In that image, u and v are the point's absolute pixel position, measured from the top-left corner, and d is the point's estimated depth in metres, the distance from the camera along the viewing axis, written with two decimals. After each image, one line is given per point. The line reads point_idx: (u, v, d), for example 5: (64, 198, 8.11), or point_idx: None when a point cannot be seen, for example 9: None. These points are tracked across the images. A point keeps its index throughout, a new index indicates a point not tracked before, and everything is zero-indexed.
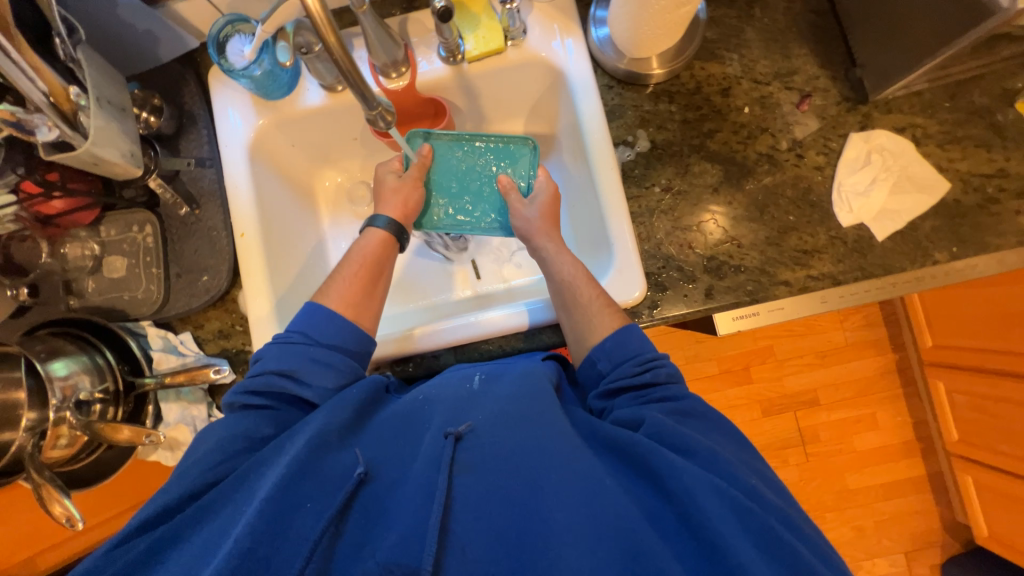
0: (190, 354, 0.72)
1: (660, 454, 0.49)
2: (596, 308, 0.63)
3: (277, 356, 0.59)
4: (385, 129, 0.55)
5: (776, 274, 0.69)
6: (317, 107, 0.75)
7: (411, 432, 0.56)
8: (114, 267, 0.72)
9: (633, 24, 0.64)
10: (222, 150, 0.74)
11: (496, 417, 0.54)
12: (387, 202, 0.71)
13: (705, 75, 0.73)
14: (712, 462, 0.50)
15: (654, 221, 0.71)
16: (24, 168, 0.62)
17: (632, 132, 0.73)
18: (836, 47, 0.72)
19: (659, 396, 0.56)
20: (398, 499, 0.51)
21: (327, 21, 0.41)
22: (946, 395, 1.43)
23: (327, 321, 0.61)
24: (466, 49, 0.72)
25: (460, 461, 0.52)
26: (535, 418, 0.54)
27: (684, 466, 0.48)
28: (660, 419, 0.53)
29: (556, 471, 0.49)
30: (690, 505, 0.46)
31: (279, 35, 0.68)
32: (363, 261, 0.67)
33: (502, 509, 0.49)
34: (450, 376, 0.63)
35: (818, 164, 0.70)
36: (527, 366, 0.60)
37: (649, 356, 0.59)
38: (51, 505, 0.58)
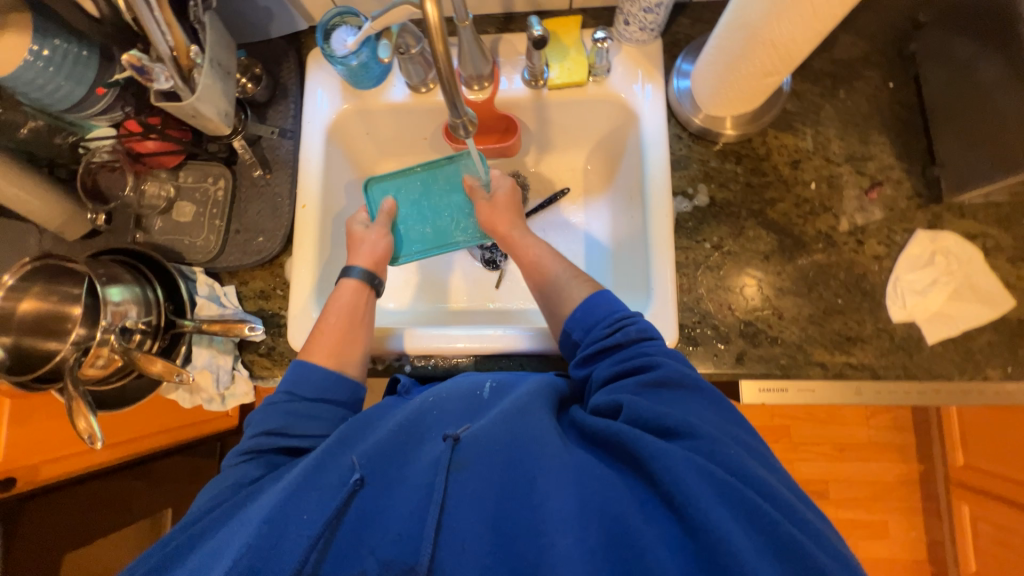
0: (230, 306, 0.76)
1: (638, 440, 0.48)
2: (566, 280, 0.68)
3: (265, 416, 0.61)
4: (463, 137, 0.58)
5: (813, 354, 0.68)
6: (399, 103, 0.79)
7: (412, 441, 0.55)
8: (182, 213, 0.77)
9: (717, 83, 0.65)
10: (304, 126, 0.79)
11: (495, 419, 0.53)
12: (356, 251, 0.75)
13: (777, 144, 0.73)
14: (692, 439, 0.48)
15: (698, 274, 0.71)
16: (132, 106, 0.69)
17: (693, 185, 0.73)
18: (917, 142, 0.71)
19: (636, 365, 0.55)
20: (398, 499, 0.51)
21: (439, 31, 0.45)
22: (970, 521, 1.33)
23: (314, 376, 0.63)
24: (549, 76, 0.75)
25: (457, 462, 0.51)
26: (520, 411, 0.54)
27: (663, 449, 0.46)
28: (633, 401, 0.52)
29: (544, 466, 0.49)
30: (672, 487, 0.45)
31: (383, 35, 0.73)
32: (341, 313, 0.69)
33: (498, 508, 0.48)
34: (461, 379, 0.62)
35: (877, 254, 0.69)
36: (537, 381, 0.58)
37: (619, 317, 0.60)
38: (76, 419, 0.61)
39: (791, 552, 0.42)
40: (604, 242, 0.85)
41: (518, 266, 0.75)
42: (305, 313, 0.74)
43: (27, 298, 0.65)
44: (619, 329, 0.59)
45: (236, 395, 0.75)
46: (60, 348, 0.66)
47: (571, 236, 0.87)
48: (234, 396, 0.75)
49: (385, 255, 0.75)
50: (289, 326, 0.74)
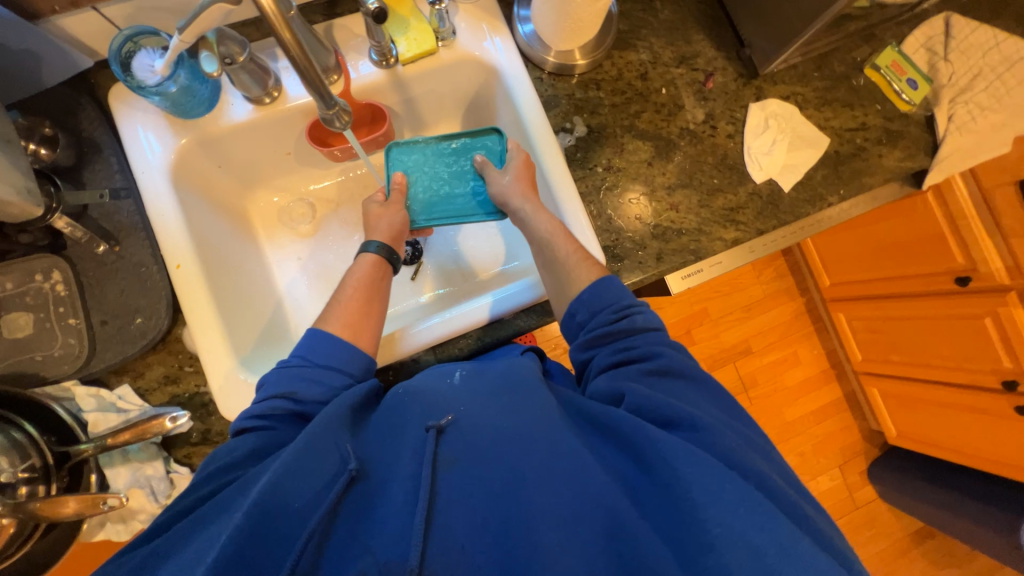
0: (133, 407, 0.64)
1: (641, 429, 0.51)
2: (574, 262, 0.66)
3: (277, 381, 0.57)
4: (340, 128, 0.57)
5: (712, 232, 0.78)
6: (245, 121, 0.71)
7: (400, 426, 0.55)
8: (18, 326, 0.62)
9: (558, 20, 0.69)
10: (140, 178, 0.67)
11: (485, 414, 0.55)
12: (375, 228, 0.71)
13: (624, 63, 0.80)
14: (691, 421, 0.52)
15: (602, 198, 0.77)
16: None
17: (569, 119, 0.78)
18: (726, 32, 0.83)
19: (634, 354, 0.59)
20: (390, 490, 0.50)
21: (278, 17, 0.41)
22: (847, 322, 1.68)
23: (331, 346, 0.60)
24: (398, 52, 0.72)
25: (444, 457, 0.51)
26: (525, 404, 0.55)
27: (664, 440, 0.50)
28: (638, 389, 0.55)
29: (541, 454, 0.51)
30: (667, 470, 0.49)
31: (201, 45, 0.63)
32: (360, 284, 0.66)
33: (490, 505, 0.49)
34: (432, 370, 0.63)
35: (729, 132, 0.80)
36: (510, 359, 0.62)
37: (628, 301, 0.62)
38: None
39: (786, 552, 0.43)
40: None
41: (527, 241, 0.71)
42: (229, 379, 0.65)
43: None
44: (632, 314, 0.62)
45: None
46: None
47: None
48: None
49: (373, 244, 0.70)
50: (215, 398, 0.64)
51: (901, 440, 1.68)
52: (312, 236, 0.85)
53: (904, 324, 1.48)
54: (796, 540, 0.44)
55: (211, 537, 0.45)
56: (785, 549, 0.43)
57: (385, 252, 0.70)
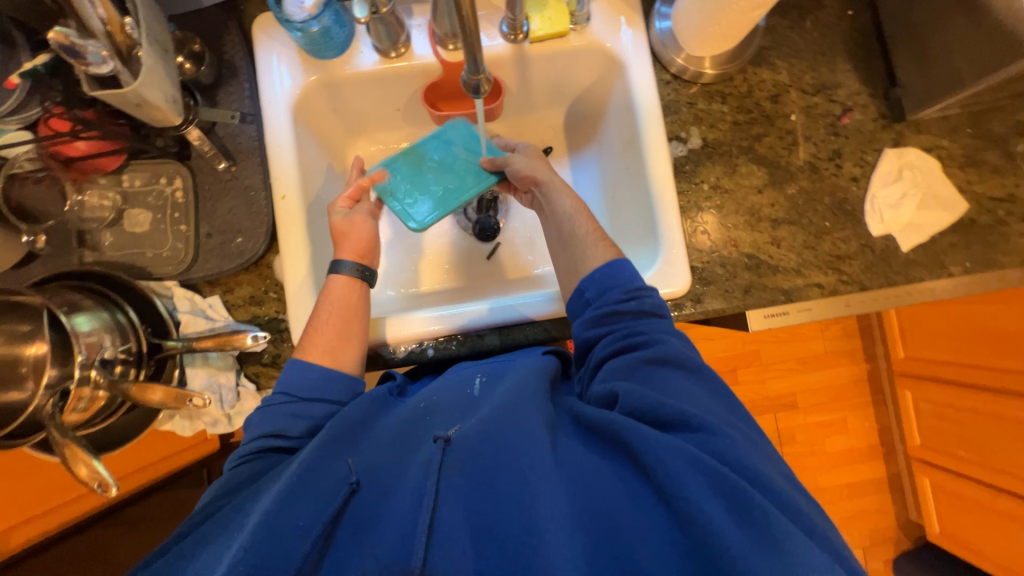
0: (219, 318, 0.68)
1: (633, 432, 0.50)
2: (591, 242, 0.66)
3: (262, 419, 0.59)
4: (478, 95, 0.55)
5: (810, 276, 0.73)
6: (370, 71, 0.73)
7: (409, 441, 0.57)
8: (137, 222, 0.67)
9: (702, 24, 0.65)
10: (266, 106, 0.70)
11: (483, 420, 0.55)
12: (344, 244, 0.69)
13: (757, 81, 0.75)
14: (684, 421, 0.51)
15: (701, 216, 0.73)
16: (53, 101, 0.61)
17: (685, 129, 0.74)
18: (877, 67, 0.76)
19: (636, 342, 0.58)
20: (388, 502, 0.52)
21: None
22: (912, 403, 1.55)
23: (307, 375, 0.61)
24: (530, 29, 0.71)
25: (448, 465, 0.52)
26: (515, 401, 0.56)
27: (658, 442, 0.48)
28: (632, 391, 0.54)
29: (530, 452, 0.51)
30: (657, 473, 0.48)
31: None
32: (334, 307, 0.64)
33: (488, 511, 0.49)
34: (455, 376, 0.66)
35: (853, 175, 0.74)
36: (531, 364, 0.62)
37: (635, 288, 0.61)
38: (76, 468, 0.54)
39: (780, 554, 0.43)
40: (593, 197, 0.86)
41: (544, 222, 0.71)
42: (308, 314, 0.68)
43: None
44: (639, 302, 0.60)
45: (244, 412, 0.69)
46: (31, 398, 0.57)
47: None
48: (242, 414, 0.69)
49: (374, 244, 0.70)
50: (292, 327, 0.68)
51: (942, 540, 1.55)
52: None
53: (982, 419, 1.35)
54: (786, 535, 0.44)
55: (224, 546, 0.49)
56: (780, 549, 0.43)
57: (360, 272, 0.67)
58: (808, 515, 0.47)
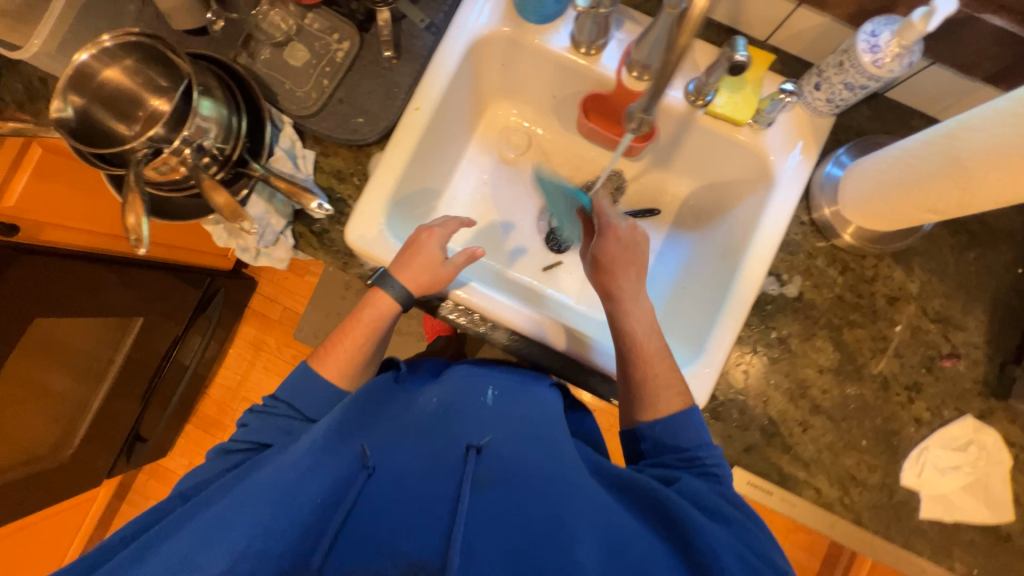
0: (302, 171, 0.72)
1: (687, 513, 0.52)
2: (656, 385, 0.65)
3: (260, 427, 0.66)
4: (630, 128, 0.65)
5: (814, 476, 0.69)
6: (555, 53, 0.74)
7: (431, 434, 0.58)
8: (295, 56, 0.73)
9: (873, 192, 0.63)
10: (453, 27, 0.73)
11: (508, 440, 0.57)
12: (413, 268, 0.68)
13: (886, 274, 0.71)
14: (730, 515, 0.55)
15: (751, 357, 0.70)
16: None
17: (789, 272, 0.71)
18: (1011, 335, 0.69)
19: (687, 460, 0.61)
20: (404, 496, 0.52)
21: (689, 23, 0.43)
22: None
23: (310, 392, 0.67)
24: (713, 101, 0.70)
25: (480, 476, 0.52)
26: (549, 448, 0.58)
27: (707, 524, 0.51)
28: (693, 482, 0.57)
29: (563, 498, 0.52)
30: (706, 556, 0.49)
31: None
32: (362, 326, 0.69)
33: (518, 541, 0.48)
34: (464, 375, 0.69)
35: (919, 417, 0.69)
36: (538, 395, 0.68)
37: (692, 452, 0.61)
38: (126, 215, 0.57)
39: None
40: (662, 278, 0.87)
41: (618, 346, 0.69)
42: (372, 214, 0.71)
43: (114, 68, 0.63)
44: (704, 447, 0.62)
45: (271, 256, 0.75)
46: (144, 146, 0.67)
47: None
48: (268, 257, 0.74)
49: (437, 282, 0.69)
50: (351, 217, 0.71)
51: None
52: (509, 165, 0.92)
53: None
54: None
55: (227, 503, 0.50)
56: None
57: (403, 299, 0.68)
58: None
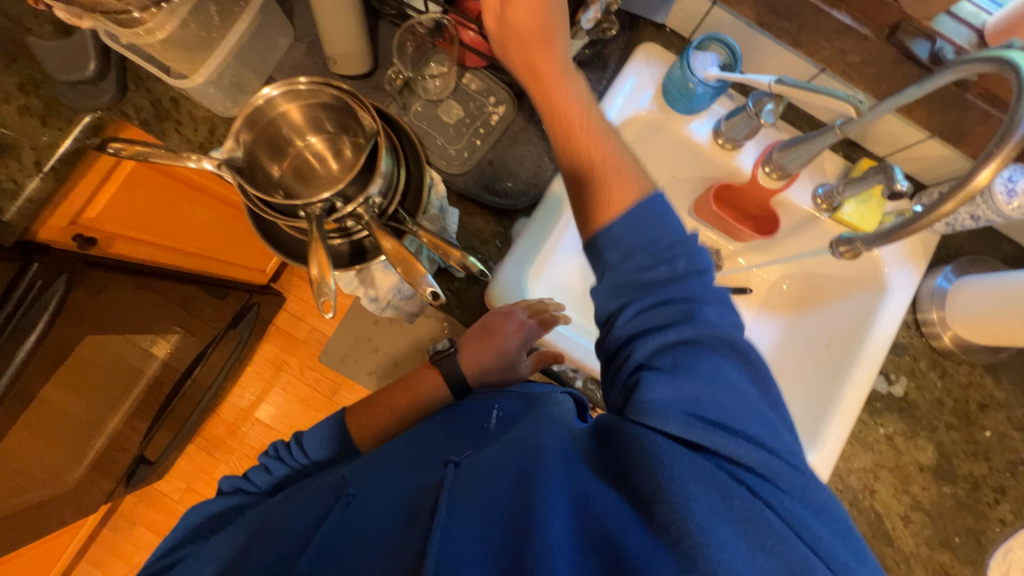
0: (449, 229, 0.72)
1: (643, 436, 0.43)
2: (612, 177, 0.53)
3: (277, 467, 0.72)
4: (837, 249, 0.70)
5: (912, 570, 0.73)
6: (695, 142, 0.78)
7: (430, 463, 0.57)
8: (450, 113, 0.73)
9: (985, 313, 0.69)
10: (604, 105, 0.76)
11: (490, 447, 0.52)
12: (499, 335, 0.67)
13: (978, 381, 0.77)
14: (725, 424, 0.43)
15: (860, 450, 0.75)
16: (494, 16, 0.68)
17: (896, 373, 0.77)
18: None
19: (677, 316, 0.48)
20: (387, 523, 0.50)
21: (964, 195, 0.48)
22: None
23: (325, 438, 0.72)
24: (842, 208, 0.76)
25: (455, 487, 0.47)
26: (523, 432, 0.51)
27: (662, 448, 0.42)
28: (676, 372, 0.45)
29: (521, 478, 0.45)
30: (660, 480, 0.41)
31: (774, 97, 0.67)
32: (401, 392, 0.75)
33: (475, 532, 0.41)
34: (472, 412, 0.66)
35: (1004, 517, 0.75)
36: (539, 393, 0.61)
37: (666, 246, 0.50)
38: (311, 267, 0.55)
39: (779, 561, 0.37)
40: None
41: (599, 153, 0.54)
42: (515, 281, 0.71)
43: (297, 105, 0.62)
44: (665, 263, 0.49)
45: (399, 307, 0.77)
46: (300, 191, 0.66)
47: None
48: (396, 307, 0.76)
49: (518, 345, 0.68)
50: (492, 281, 0.71)
51: None
52: None
53: None
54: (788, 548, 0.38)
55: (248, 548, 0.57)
56: (771, 553, 0.38)
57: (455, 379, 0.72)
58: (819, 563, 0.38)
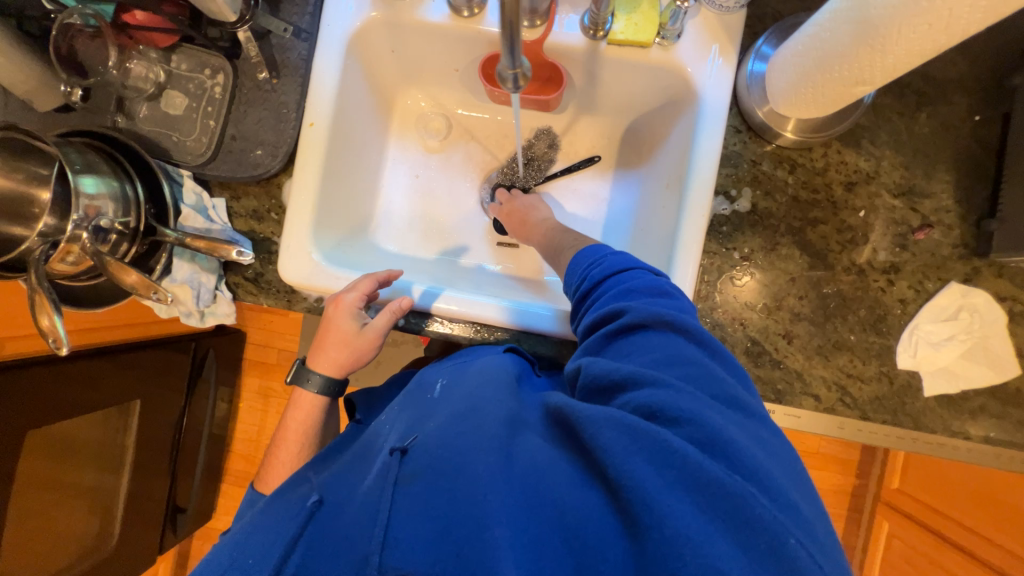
0: (217, 222, 0.70)
1: (572, 406, 0.45)
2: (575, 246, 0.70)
3: None
4: (511, 90, 0.57)
5: (810, 384, 0.67)
6: (435, 25, 0.70)
7: (372, 455, 0.53)
8: (173, 104, 0.69)
9: (799, 81, 0.58)
10: (324, 29, 0.69)
11: (439, 424, 0.50)
12: (338, 323, 0.67)
13: (837, 160, 0.67)
14: (690, 426, 0.41)
15: (718, 284, 0.68)
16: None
17: (737, 187, 0.68)
18: (981, 188, 0.66)
19: (609, 312, 0.53)
20: (357, 509, 0.46)
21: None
22: (887, 535, 1.43)
23: None
24: (611, 29, 0.66)
25: (404, 475, 0.46)
26: (468, 406, 0.52)
27: (601, 417, 0.42)
28: (632, 365, 0.47)
29: (476, 455, 0.45)
30: (592, 447, 0.42)
31: None
32: (287, 430, 0.70)
33: (444, 509, 0.42)
34: (420, 386, 0.63)
35: (902, 297, 0.67)
36: (488, 360, 0.60)
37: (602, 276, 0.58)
38: (40, 316, 0.56)
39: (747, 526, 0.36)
40: (623, 224, 0.83)
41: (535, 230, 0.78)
42: (301, 244, 0.69)
43: None
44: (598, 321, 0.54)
45: (217, 314, 0.73)
46: (25, 234, 0.61)
47: (591, 209, 0.85)
48: (214, 315, 0.73)
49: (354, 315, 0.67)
50: (280, 253, 0.69)
51: None
52: (435, 154, 0.88)
53: None
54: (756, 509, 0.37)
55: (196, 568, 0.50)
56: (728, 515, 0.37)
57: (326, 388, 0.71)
58: (793, 532, 0.37)
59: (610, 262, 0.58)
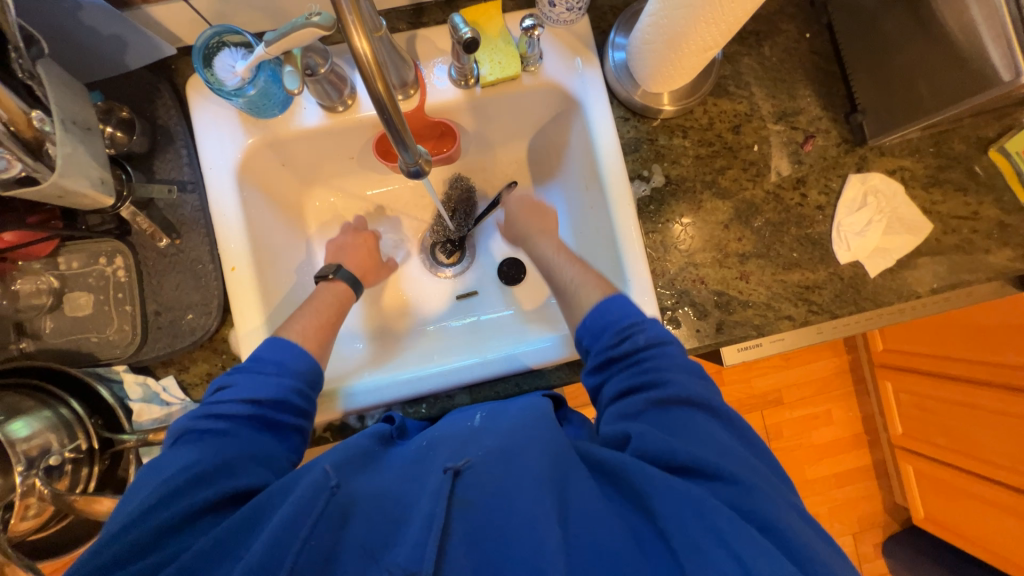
0: (175, 402, 0.66)
1: (640, 473, 0.44)
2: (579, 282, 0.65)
3: None
4: (420, 176, 0.55)
5: (781, 309, 0.72)
6: (316, 128, 0.70)
7: (422, 469, 0.47)
8: (79, 305, 0.64)
9: (660, 64, 0.63)
10: (207, 173, 0.67)
11: (501, 452, 0.46)
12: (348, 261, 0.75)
13: (717, 112, 0.74)
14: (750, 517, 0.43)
15: (668, 256, 0.72)
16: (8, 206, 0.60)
17: (647, 166, 0.73)
18: (838, 90, 0.75)
19: (644, 381, 0.53)
20: (413, 522, 0.42)
21: (358, 20, 0.38)
22: (894, 393, 1.54)
23: None
24: (480, 73, 0.69)
25: (460, 499, 0.43)
26: (530, 438, 0.47)
27: (685, 497, 0.43)
28: (678, 438, 0.48)
29: (535, 497, 0.42)
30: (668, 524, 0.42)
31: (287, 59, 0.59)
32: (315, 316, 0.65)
33: (501, 540, 0.41)
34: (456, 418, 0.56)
35: (819, 203, 0.74)
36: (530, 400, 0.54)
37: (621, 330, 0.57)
38: None
39: None
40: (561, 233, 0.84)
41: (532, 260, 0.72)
42: None
43: None
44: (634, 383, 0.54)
45: None
46: None
47: None
48: None
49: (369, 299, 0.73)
50: None
51: (926, 524, 1.55)
52: None
53: (960, 409, 1.35)
54: None
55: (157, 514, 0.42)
56: None
57: (355, 282, 0.72)
58: None
59: (653, 332, 0.57)
